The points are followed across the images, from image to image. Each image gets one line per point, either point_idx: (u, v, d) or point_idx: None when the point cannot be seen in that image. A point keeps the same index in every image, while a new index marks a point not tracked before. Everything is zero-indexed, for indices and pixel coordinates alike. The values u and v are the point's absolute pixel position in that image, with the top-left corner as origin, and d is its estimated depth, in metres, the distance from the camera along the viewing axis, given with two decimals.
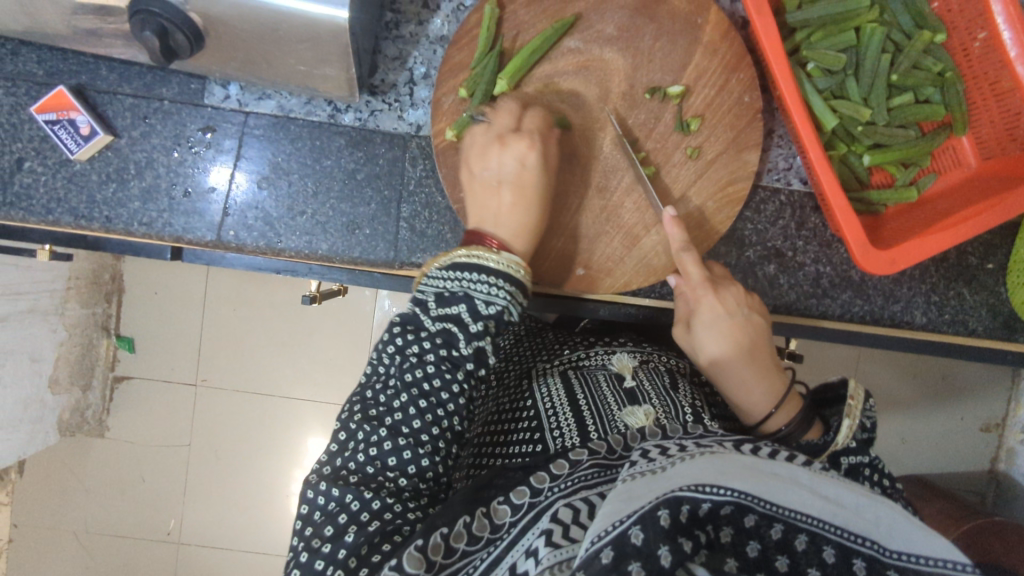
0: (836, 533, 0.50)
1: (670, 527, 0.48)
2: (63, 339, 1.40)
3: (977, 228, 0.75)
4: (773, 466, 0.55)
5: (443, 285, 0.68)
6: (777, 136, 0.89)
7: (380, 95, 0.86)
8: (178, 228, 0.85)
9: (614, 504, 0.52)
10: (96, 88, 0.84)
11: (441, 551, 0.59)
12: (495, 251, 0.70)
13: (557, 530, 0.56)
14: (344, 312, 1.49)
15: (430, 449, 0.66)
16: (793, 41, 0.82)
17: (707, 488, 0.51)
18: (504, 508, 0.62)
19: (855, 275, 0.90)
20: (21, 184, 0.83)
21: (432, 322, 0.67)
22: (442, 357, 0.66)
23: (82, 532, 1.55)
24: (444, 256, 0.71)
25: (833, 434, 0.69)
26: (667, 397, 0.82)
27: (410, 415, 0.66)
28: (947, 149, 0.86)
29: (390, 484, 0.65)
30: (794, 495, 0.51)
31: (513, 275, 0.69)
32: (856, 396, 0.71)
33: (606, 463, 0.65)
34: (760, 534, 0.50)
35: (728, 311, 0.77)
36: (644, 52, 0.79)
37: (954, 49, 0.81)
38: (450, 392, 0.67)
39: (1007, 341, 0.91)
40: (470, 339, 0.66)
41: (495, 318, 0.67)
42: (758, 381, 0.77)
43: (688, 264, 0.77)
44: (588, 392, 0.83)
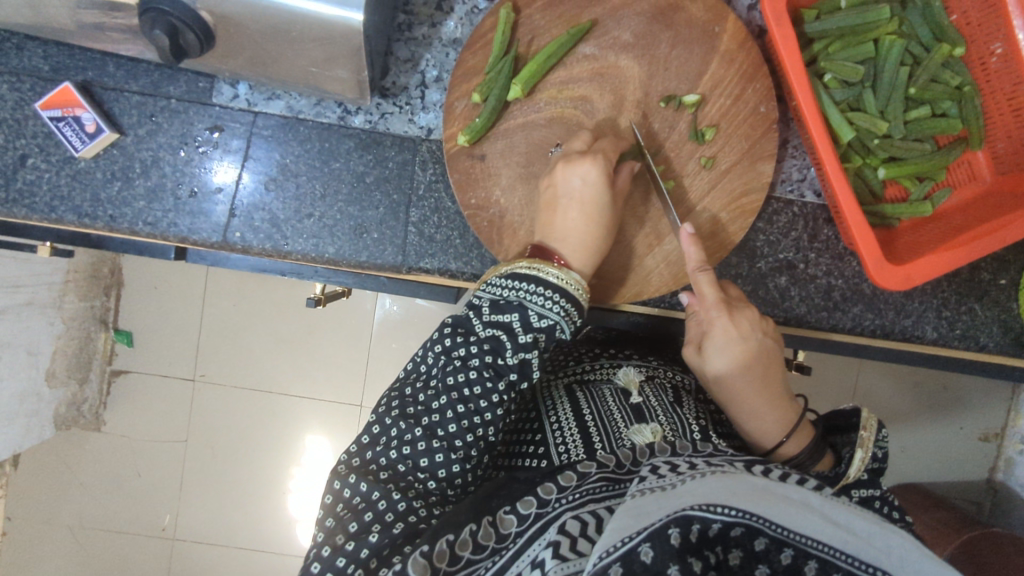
0: (846, 561, 0.48)
1: (680, 547, 0.47)
2: (60, 332, 1.38)
3: (989, 246, 0.75)
4: (785, 489, 0.54)
5: (500, 294, 0.69)
6: (791, 146, 0.88)
7: (391, 98, 0.85)
8: (183, 229, 0.83)
9: (622, 520, 0.51)
10: (102, 85, 0.82)
11: (445, 559, 0.57)
12: (558, 266, 0.70)
13: (565, 542, 0.54)
14: (346, 311, 1.48)
15: (462, 455, 0.66)
16: (810, 52, 0.81)
17: (717, 508, 0.50)
18: (510, 518, 0.61)
19: (867, 289, 0.89)
20: (24, 181, 0.82)
21: (482, 328, 0.67)
22: (485, 364, 0.66)
23: (77, 526, 1.54)
24: (506, 264, 0.72)
25: (845, 467, 0.71)
26: (673, 414, 0.81)
27: (447, 418, 0.66)
28: (962, 163, 0.86)
29: (419, 485, 0.65)
30: (805, 520, 0.50)
31: (571, 292, 0.69)
32: (868, 424, 0.73)
33: (613, 476, 0.64)
34: (769, 558, 0.49)
35: (741, 336, 0.75)
36: (660, 60, 0.78)
37: (972, 62, 0.80)
38: (489, 402, 0.66)
39: (1017, 357, 0.90)
40: (517, 350, 0.66)
41: (546, 332, 0.67)
42: (771, 409, 0.76)
43: (702, 285, 0.75)
44: (594, 407, 0.82)
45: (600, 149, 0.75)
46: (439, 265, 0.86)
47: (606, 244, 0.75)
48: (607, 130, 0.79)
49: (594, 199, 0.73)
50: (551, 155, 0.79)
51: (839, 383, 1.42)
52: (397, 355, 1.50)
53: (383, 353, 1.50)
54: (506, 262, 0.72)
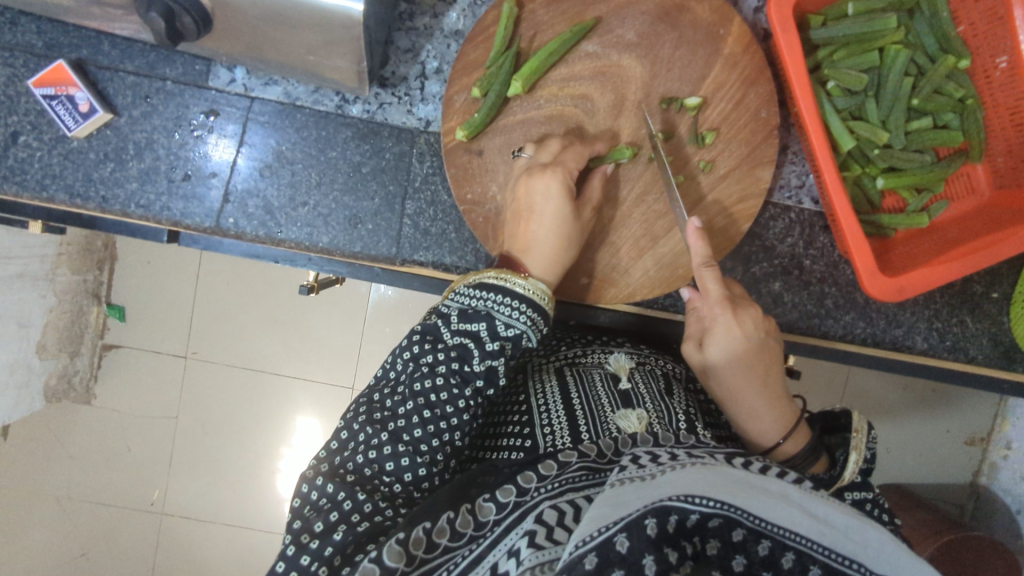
0: (823, 553, 0.49)
1: (656, 537, 0.48)
2: (52, 305, 1.39)
3: (983, 261, 0.74)
4: (764, 481, 0.54)
5: (468, 302, 0.68)
6: (792, 152, 0.87)
7: (390, 88, 0.84)
8: (176, 213, 0.83)
9: (600, 507, 0.50)
10: (97, 64, 0.81)
11: (422, 546, 0.57)
12: (524, 276, 0.70)
13: (541, 531, 0.54)
14: (339, 295, 1.48)
15: (428, 459, 0.66)
16: (815, 59, 0.80)
17: (696, 499, 0.50)
18: (488, 506, 0.60)
19: (860, 297, 0.89)
20: (16, 158, 0.81)
21: (450, 335, 0.67)
22: (453, 370, 0.66)
23: (64, 497, 1.54)
24: (473, 274, 0.71)
25: (841, 468, 0.69)
26: (661, 402, 0.81)
27: (413, 423, 0.66)
28: (961, 175, 0.85)
29: (384, 488, 0.64)
30: (784, 512, 0.50)
31: (538, 302, 0.69)
32: (859, 426, 0.72)
33: (595, 466, 0.63)
34: (747, 549, 0.50)
35: (743, 333, 0.73)
36: (662, 61, 0.77)
37: (976, 74, 0.80)
38: (456, 407, 0.66)
39: (1005, 370, 0.90)
40: (484, 357, 0.67)
41: (512, 341, 0.68)
42: (769, 411, 0.74)
43: (707, 279, 0.73)
44: (582, 392, 0.82)
45: (565, 160, 0.74)
46: (432, 259, 0.85)
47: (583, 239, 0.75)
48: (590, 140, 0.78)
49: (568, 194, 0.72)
50: (514, 159, 0.77)
51: (827, 384, 1.43)
52: (389, 340, 1.50)
53: (375, 338, 1.49)
54: (473, 272, 0.72)
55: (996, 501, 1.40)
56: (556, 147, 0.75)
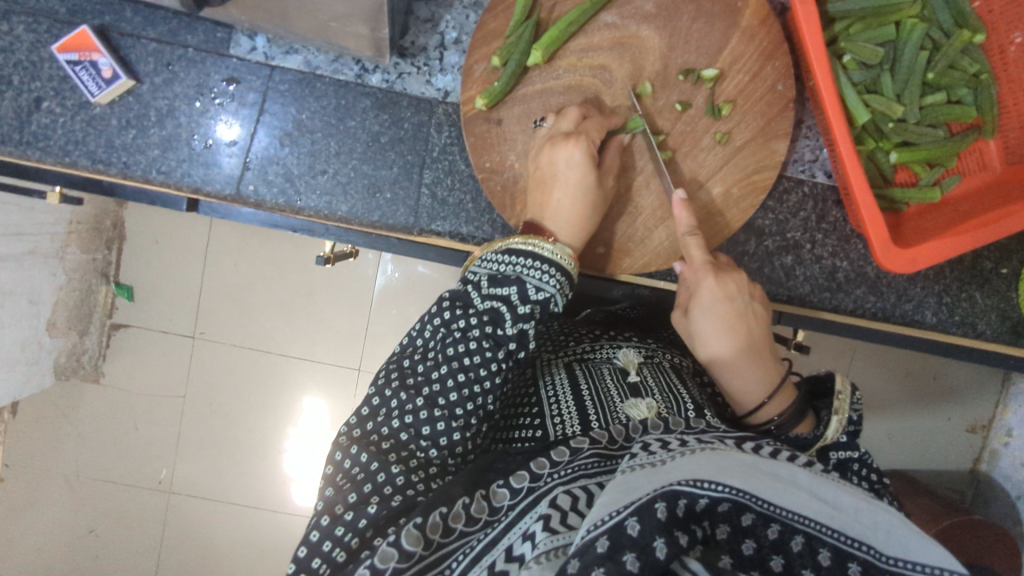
0: (832, 536, 0.50)
1: (666, 521, 0.48)
2: (62, 283, 1.39)
3: (994, 234, 0.75)
4: (773, 466, 0.55)
5: (497, 269, 0.70)
6: (806, 126, 0.88)
7: (410, 58, 0.85)
8: (196, 179, 0.84)
9: (612, 494, 0.52)
10: (120, 30, 0.82)
11: (439, 531, 0.57)
12: (550, 241, 0.72)
13: (555, 516, 0.55)
14: (348, 273, 1.49)
15: (463, 424, 0.66)
16: (831, 32, 0.81)
17: (705, 484, 0.51)
18: (502, 492, 0.61)
19: (871, 272, 0.90)
20: (38, 124, 0.82)
21: (481, 300, 0.68)
22: (486, 334, 0.67)
23: (74, 475, 1.55)
24: (500, 241, 0.73)
25: (825, 428, 0.69)
26: (670, 393, 0.81)
27: (448, 387, 0.66)
28: (973, 152, 0.86)
29: (420, 455, 0.65)
30: (793, 497, 0.51)
31: (564, 266, 0.71)
32: (844, 389, 0.71)
33: (606, 453, 0.65)
34: (756, 533, 0.51)
35: (727, 296, 0.75)
36: (681, 32, 0.78)
37: (991, 50, 0.81)
38: (489, 370, 0.66)
39: (1013, 346, 0.91)
40: (516, 320, 0.67)
41: (542, 305, 0.69)
42: (753, 368, 0.76)
43: (691, 247, 0.76)
44: (592, 383, 0.83)
45: (587, 131, 0.74)
46: (450, 229, 0.86)
47: (601, 207, 0.76)
48: (609, 112, 0.79)
49: (587, 163, 0.73)
50: (536, 128, 0.79)
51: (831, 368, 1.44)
52: (397, 321, 1.51)
53: (384, 318, 1.50)
54: (499, 239, 0.74)
55: (997, 488, 1.41)
56: (576, 115, 0.76)
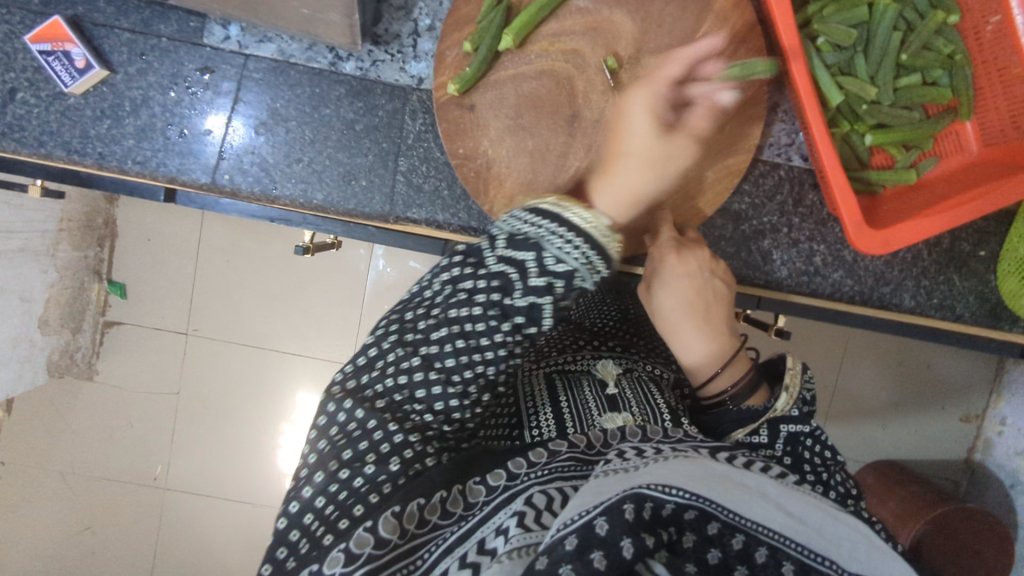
0: (798, 550, 0.49)
1: (633, 521, 0.48)
2: (54, 280, 1.39)
3: (967, 215, 0.76)
4: (742, 476, 0.55)
5: (519, 227, 0.63)
6: (782, 110, 0.88)
7: (383, 45, 0.85)
8: (172, 169, 0.84)
9: (582, 496, 0.51)
10: (93, 21, 0.82)
11: (414, 521, 0.56)
12: (584, 207, 0.64)
13: (530, 513, 0.54)
14: (336, 266, 1.49)
15: (460, 393, 0.63)
16: (804, 14, 0.81)
17: (670, 490, 0.52)
18: (478, 488, 0.60)
19: (848, 255, 0.90)
20: (13, 115, 0.82)
21: (493, 262, 0.62)
22: (492, 302, 0.61)
23: (68, 472, 1.56)
24: (533, 198, 0.67)
25: (774, 400, 0.70)
26: (647, 404, 0.81)
27: (446, 352, 0.62)
28: (950, 133, 0.86)
29: (415, 417, 0.64)
30: (759, 509, 0.51)
31: (595, 238, 0.62)
32: (795, 366, 0.72)
33: (583, 457, 0.64)
34: (722, 542, 0.49)
35: (687, 273, 0.77)
36: (653, 15, 0.78)
37: (965, 32, 0.81)
38: (492, 340, 0.61)
39: (992, 328, 0.91)
40: (526, 292, 0.61)
41: (564, 279, 0.61)
42: (707, 342, 0.76)
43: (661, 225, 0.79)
44: (570, 395, 0.81)
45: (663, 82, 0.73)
46: (425, 216, 0.86)
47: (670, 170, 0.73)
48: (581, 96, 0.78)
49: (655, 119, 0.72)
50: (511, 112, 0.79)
51: (822, 357, 1.44)
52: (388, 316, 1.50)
53: (376, 314, 1.51)
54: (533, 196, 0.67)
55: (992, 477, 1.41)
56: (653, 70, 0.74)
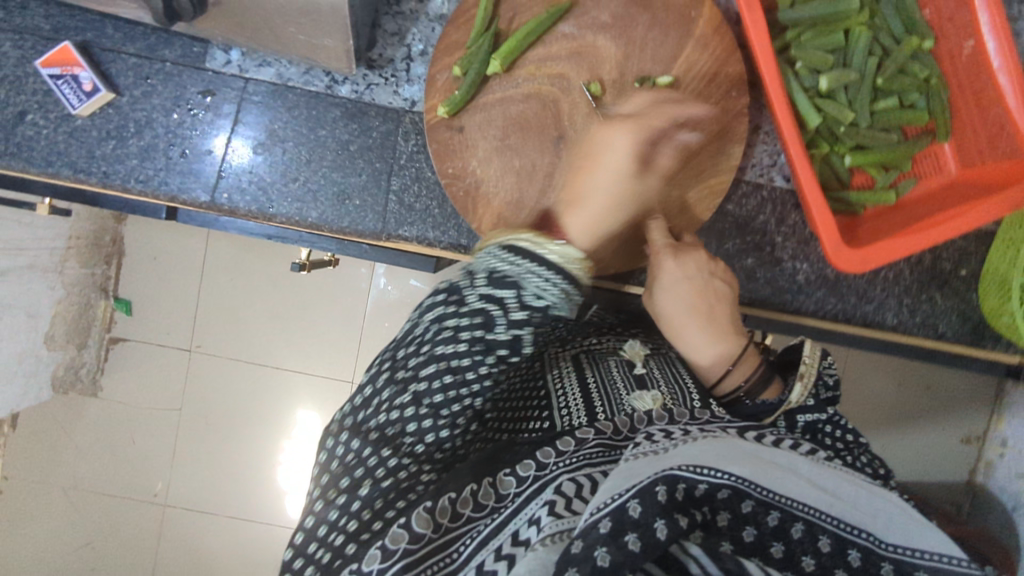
0: (832, 524, 0.53)
1: (666, 503, 0.49)
2: (61, 297, 1.43)
3: (952, 231, 0.76)
4: (772, 454, 0.58)
5: (496, 266, 0.64)
6: (763, 132, 0.91)
7: (377, 70, 0.88)
8: (173, 188, 0.87)
9: (614, 479, 0.53)
10: (101, 46, 0.86)
11: (447, 515, 0.57)
12: (555, 241, 0.66)
13: (560, 501, 0.56)
14: (336, 284, 1.51)
15: (449, 422, 0.63)
16: (782, 40, 0.85)
17: (704, 470, 0.53)
18: (509, 480, 0.61)
19: (831, 274, 0.92)
20: (23, 135, 0.85)
21: (474, 299, 0.62)
22: (476, 338, 0.62)
23: (71, 487, 1.57)
24: (503, 234, 0.68)
25: (787, 392, 0.71)
26: (676, 382, 0.83)
27: (434, 388, 0.62)
28: (928, 156, 0.87)
29: (407, 449, 0.63)
30: (792, 485, 0.55)
31: (571, 271, 0.65)
32: (812, 355, 0.73)
33: (610, 443, 0.65)
34: (757, 520, 0.53)
35: (686, 276, 0.78)
36: (636, 41, 0.81)
37: (942, 56, 0.84)
38: (477, 373, 0.62)
39: (975, 346, 0.93)
40: (510, 326, 0.62)
41: (542, 313, 0.63)
42: (715, 344, 0.78)
43: (652, 231, 0.80)
44: (598, 374, 0.84)
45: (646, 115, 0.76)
46: (416, 234, 0.88)
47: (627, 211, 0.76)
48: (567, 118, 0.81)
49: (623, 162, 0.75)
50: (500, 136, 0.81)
51: None
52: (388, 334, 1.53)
53: (375, 333, 1.53)
54: (503, 232, 0.68)
55: None
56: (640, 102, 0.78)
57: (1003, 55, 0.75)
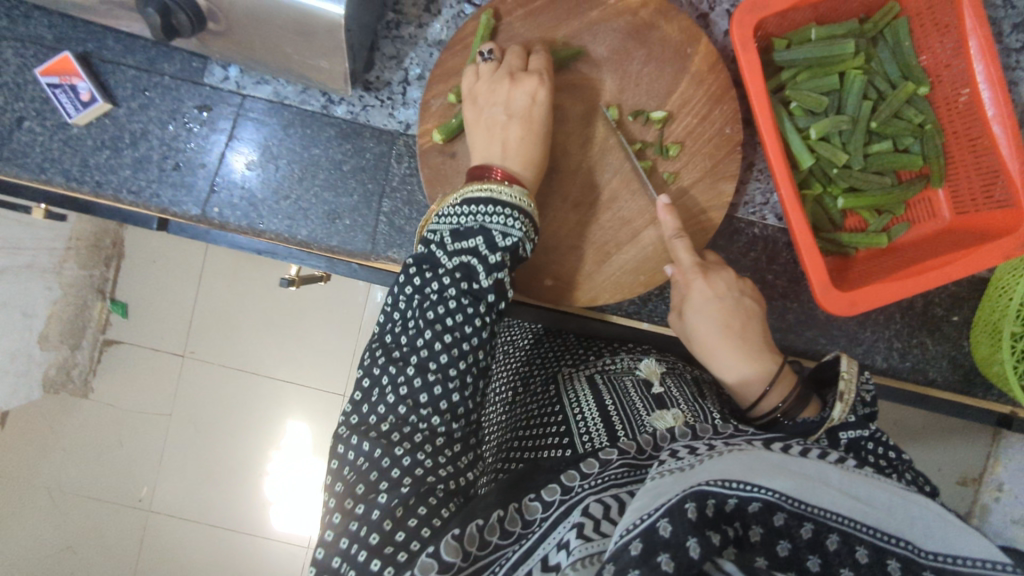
0: (870, 534, 0.49)
1: (697, 520, 0.47)
2: (58, 297, 1.42)
3: (952, 274, 0.74)
4: (801, 465, 0.54)
5: (459, 221, 0.66)
6: (756, 170, 0.90)
7: (374, 92, 0.89)
8: (164, 201, 0.87)
9: (642, 499, 0.51)
10: (101, 57, 0.87)
11: (476, 542, 0.55)
12: (506, 182, 0.68)
13: (589, 523, 0.53)
14: (333, 298, 1.52)
15: (459, 383, 0.61)
16: (778, 80, 0.84)
17: (734, 484, 0.50)
18: (535, 505, 0.58)
19: (820, 315, 0.92)
20: (19, 142, 0.86)
21: (448, 258, 0.63)
22: (462, 292, 0.62)
23: (55, 489, 1.54)
24: (455, 193, 0.69)
25: (829, 409, 0.67)
26: (695, 404, 0.80)
27: (437, 350, 0.61)
28: (923, 200, 0.87)
29: (423, 426, 0.60)
30: (826, 495, 0.51)
31: (526, 207, 0.67)
32: (850, 369, 0.69)
33: (635, 463, 0.62)
34: (791, 533, 0.49)
35: (717, 295, 0.78)
36: (631, 75, 0.81)
37: (936, 101, 0.84)
38: (474, 326, 0.62)
39: (965, 393, 0.92)
40: (489, 271, 0.63)
41: (511, 251, 0.65)
42: (749, 363, 0.75)
43: (679, 250, 0.78)
44: (617, 397, 0.81)
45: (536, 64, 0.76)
46: (405, 256, 0.89)
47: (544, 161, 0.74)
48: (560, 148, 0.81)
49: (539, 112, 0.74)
50: None
51: None
52: None
53: None
54: (453, 191, 0.69)
55: None
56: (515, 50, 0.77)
57: (998, 104, 0.75)
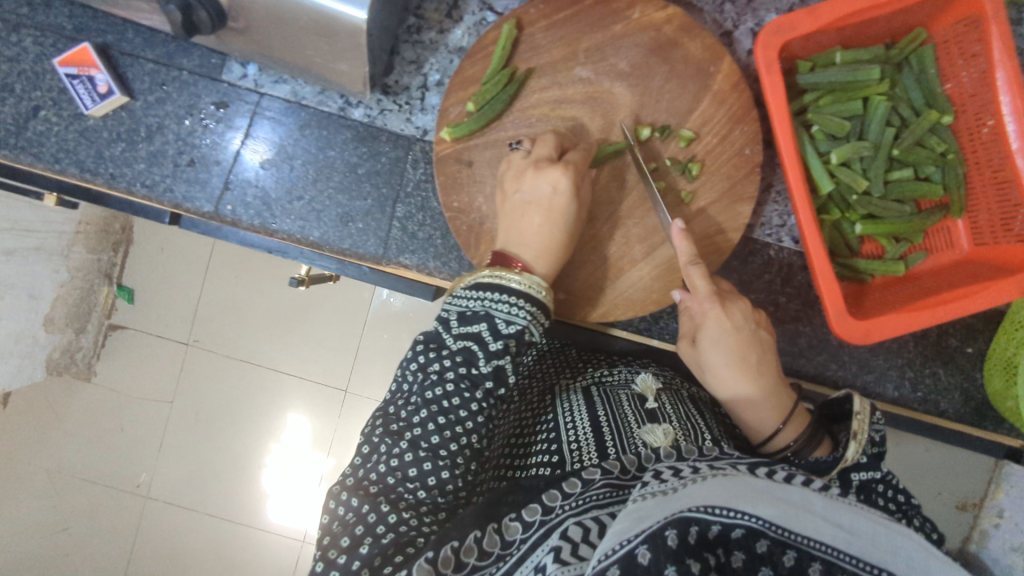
0: (854, 564, 0.46)
1: (677, 548, 0.46)
2: (64, 280, 1.42)
3: (972, 306, 0.73)
4: (788, 490, 0.51)
5: (466, 305, 0.66)
6: (774, 191, 0.89)
7: (392, 96, 0.88)
8: (177, 196, 0.87)
9: (623, 522, 0.50)
10: (120, 50, 0.86)
11: (451, 565, 0.56)
12: (518, 270, 0.67)
13: (566, 547, 0.52)
14: (340, 295, 1.52)
15: (450, 463, 0.62)
16: (800, 103, 0.83)
17: (717, 510, 0.48)
18: (515, 526, 0.59)
19: (833, 340, 0.91)
20: (34, 131, 0.86)
21: (453, 341, 0.64)
22: (462, 376, 0.63)
23: (55, 471, 1.55)
24: (469, 276, 0.69)
25: (842, 449, 0.67)
26: (689, 422, 0.79)
27: (430, 430, 0.62)
28: (942, 229, 0.86)
29: (409, 497, 0.61)
30: (811, 522, 0.47)
31: (536, 295, 0.66)
32: (862, 409, 0.70)
33: (618, 483, 0.61)
34: (773, 561, 0.46)
35: (734, 328, 0.76)
36: (652, 92, 0.80)
37: (959, 131, 0.83)
38: (470, 411, 0.63)
39: (976, 426, 0.91)
40: (490, 358, 0.63)
41: (516, 338, 0.64)
42: (766, 399, 0.76)
43: (695, 277, 0.75)
44: (609, 410, 0.80)
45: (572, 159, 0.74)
46: (417, 262, 0.88)
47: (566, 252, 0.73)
48: None
49: (562, 203, 0.72)
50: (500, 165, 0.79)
51: None
52: (388, 346, 1.52)
53: (374, 343, 1.52)
54: (468, 273, 0.70)
55: None
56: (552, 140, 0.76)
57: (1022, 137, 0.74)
